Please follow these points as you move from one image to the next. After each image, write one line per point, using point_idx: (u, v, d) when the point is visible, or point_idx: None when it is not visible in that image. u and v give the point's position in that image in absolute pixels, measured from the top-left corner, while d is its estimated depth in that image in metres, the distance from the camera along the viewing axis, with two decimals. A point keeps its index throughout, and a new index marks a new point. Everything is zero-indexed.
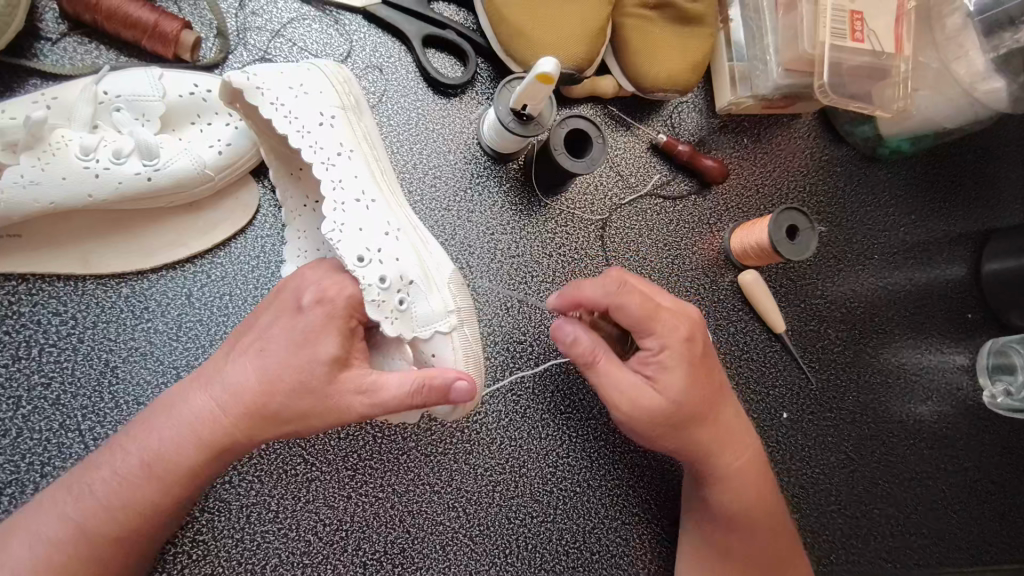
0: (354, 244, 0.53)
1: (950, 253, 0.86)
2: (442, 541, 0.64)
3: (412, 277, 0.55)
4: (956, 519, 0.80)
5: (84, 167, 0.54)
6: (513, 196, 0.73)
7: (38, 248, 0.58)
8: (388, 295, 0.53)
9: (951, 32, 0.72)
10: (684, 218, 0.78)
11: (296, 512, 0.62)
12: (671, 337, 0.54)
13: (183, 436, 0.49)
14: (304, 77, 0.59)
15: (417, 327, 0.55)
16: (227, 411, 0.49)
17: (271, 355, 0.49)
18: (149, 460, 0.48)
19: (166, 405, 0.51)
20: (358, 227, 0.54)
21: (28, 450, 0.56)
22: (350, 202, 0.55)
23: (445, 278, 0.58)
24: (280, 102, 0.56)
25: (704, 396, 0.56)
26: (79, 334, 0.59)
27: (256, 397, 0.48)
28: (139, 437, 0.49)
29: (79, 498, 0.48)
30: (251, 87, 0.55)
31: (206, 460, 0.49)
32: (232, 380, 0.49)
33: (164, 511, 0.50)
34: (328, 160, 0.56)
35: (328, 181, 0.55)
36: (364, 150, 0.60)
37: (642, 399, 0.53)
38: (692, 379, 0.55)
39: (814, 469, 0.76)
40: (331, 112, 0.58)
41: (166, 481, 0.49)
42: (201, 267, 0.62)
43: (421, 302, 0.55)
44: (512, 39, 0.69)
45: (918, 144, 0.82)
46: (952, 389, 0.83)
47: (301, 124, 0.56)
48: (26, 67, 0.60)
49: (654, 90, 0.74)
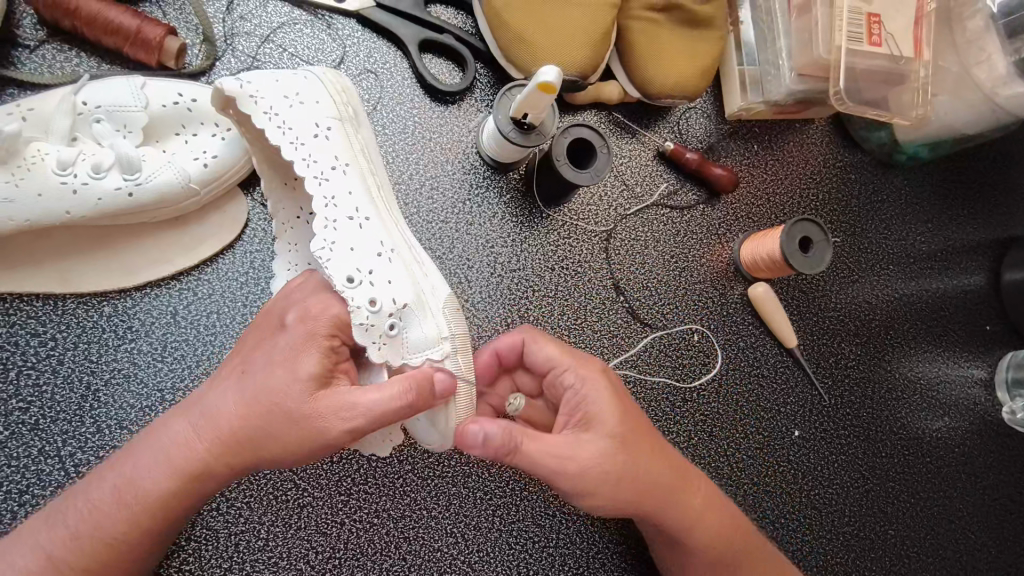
0: (344, 265, 0.50)
1: (969, 263, 0.83)
2: (440, 568, 0.61)
3: (407, 299, 0.52)
4: (975, 540, 0.76)
5: (61, 183, 0.52)
6: (513, 207, 0.70)
7: (17, 266, 0.56)
8: (378, 318, 0.49)
9: (973, 34, 0.68)
10: (692, 228, 0.75)
11: (287, 540, 0.59)
12: (595, 369, 0.52)
13: (160, 462, 0.46)
14: (300, 85, 0.56)
15: (407, 353, 0.51)
16: (207, 437, 0.46)
17: (251, 378, 0.47)
18: (124, 489, 0.46)
19: (147, 432, 0.48)
20: (348, 246, 0.51)
21: (5, 478, 0.54)
22: (343, 219, 0.52)
23: (442, 300, 0.55)
24: (273, 112, 0.53)
25: (641, 428, 0.51)
26: (59, 356, 0.57)
27: (236, 423, 0.45)
28: (117, 466, 0.47)
29: (52, 527, 0.45)
30: (244, 94, 0.52)
31: (183, 489, 0.46)
32: (212, 406, 0.47)
33: (141, 544, 0.46)
34: (321, 173, 0.53)
35: (320, 196, 0.52)
36: (361, 164, 0.56)
37: (582, 450, 0.47)
38: (623, 407, 0.50)
39: (827, 490, 0.73)
40: (328, 123, 0.55)
41: (141, 511, 0.45)
42: (187, 284, 0.59)
43: (415, 326, 0.52)
44: (513, 44, 0.66)
45: (936, 151, 0.78)
46: (970, 403, 0.79)
47: (296, 134, 0.53)
48: (4, 76, 0.58)
49: (661, 96, 0.71)
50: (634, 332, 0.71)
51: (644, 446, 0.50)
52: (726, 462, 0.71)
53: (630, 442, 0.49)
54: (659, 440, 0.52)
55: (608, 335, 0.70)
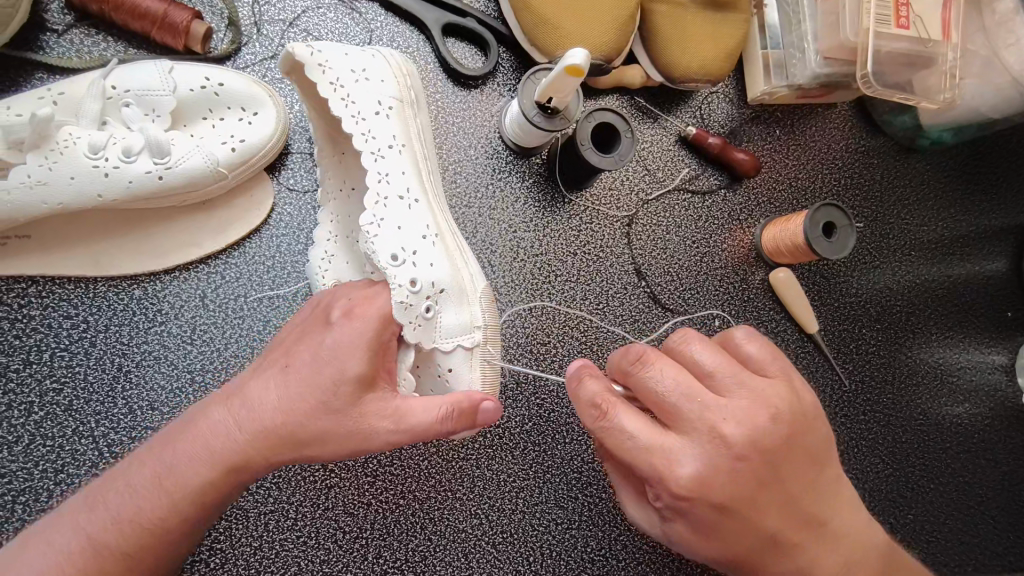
0: (392, 241, 0.51)
1: (991, 248, 0.82)
2: (464, 548, 0.62)
3: (443, 284, 0.52)
4: (994, 526, 0.76)
5: (93, 166, 0.52)
6: (536, 192, 0.70)
7: (49, 249, 0.57)
8: (417, 300, 0.49)
9: (1003, 16, 0.67)
10: (713, 214, 0.75)
11: (315, 520, 0.60)
12: (663, 495, 0.42)
13: (203, 451, 0.44)
14: (369, 62, 0.56)
15: (439, 338, 0.52)
16: (249, 428, 0.44)
17: (294, 372, 0.45)
18: (165, 477, 0.44)
19: (187, 423, 0.46)
20: (398, 225, 0.52)
21: (41, 457, 0.55)
22: (394, 198, 0.53)
23: (478, 291, 0.55)
24: (340, 83, 0.54)
25: (737, 540, 0.43)
26: (91, 338, 0.58)
27: (284, 419, 0.44)
28: (158, 452, 0.45)
29: (94, 510, 0.44)
30: (312, 62, 0.53)
31: (220, 482, 0.44)
32: (257, 399, 0.45)
33: (179, 535, 0.45)
34: (378, 150, 0.53)
35: (374, 173, 0.52)
36: (415, 148, 0.56)
37: (642, 517, 0.47)
38: (700, 526, 0.42)
39: (846, 475, 0.74)
40: (388, 103, 0.55)
41: (183, 500, 0.44)
42: (215, 268, 0.60)
43: (450, 312, 0.53)
44: (537, 28, 0.65)
45: (961, 134, 0.77)
46: (990, 389, 0.79)
47: (356, 109, 0.53)
48: (33, 62, 0.58)
49: (685, 80, 0.70)
50: (655, 318, 0.71)
51: (724, 555, 0.44)
52: None
53: (703, 554, 0.44)
54: (765, 538, 0.43)
55: (629, 320, 0.70)
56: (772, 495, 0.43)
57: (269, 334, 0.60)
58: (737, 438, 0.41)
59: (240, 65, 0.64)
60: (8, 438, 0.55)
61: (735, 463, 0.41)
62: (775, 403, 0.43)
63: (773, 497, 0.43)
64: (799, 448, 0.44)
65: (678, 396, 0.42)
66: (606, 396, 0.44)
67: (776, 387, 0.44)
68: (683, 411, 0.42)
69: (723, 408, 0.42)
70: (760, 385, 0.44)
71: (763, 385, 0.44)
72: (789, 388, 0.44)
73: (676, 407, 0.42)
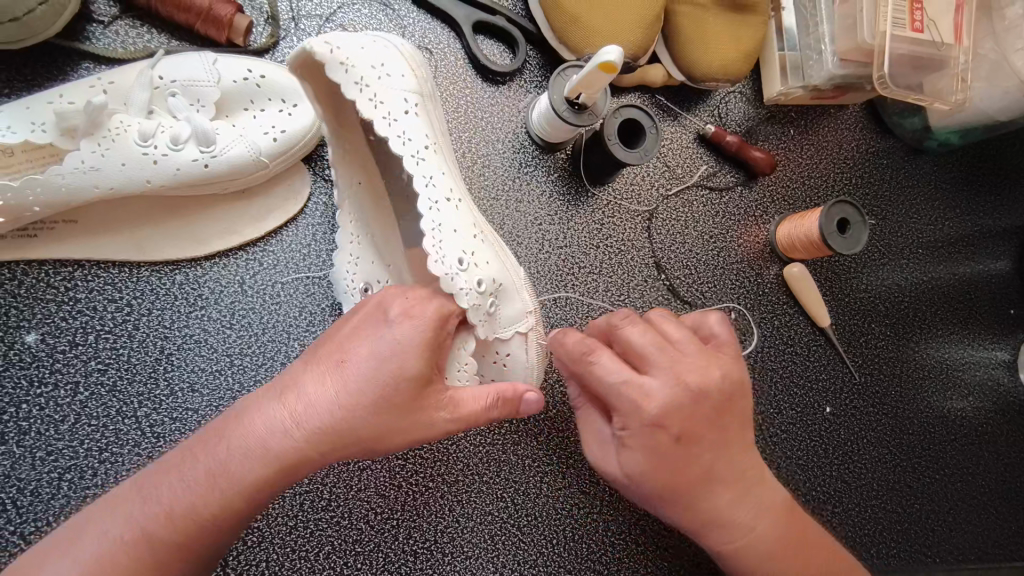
0: (453, 246, 0.52)
1: (995, 248, 0.85)
2: (490, 530, 0.64)
3: (500, 279, 0.54)
4: (997, 514, 0.79)
5: (143, 153, 0.54)
6: (560, 186, 0.72)
7: (94, 232, 0.59)
8: (482, 298, 0.52)
9: (1011, 22, 0.70)
10: (729, 210, 0.77)
11: (348, 501, 0.62)
12: (630, 425, 0.45)
13: (255, 445, 0.44)
14: (386, 56, 0.56)
15: (501, 327, 0.55)
16: (305, 425, 0.44)
17: (350, 371, 0.45)
18: (217, 471, 0.43)
19: (239, 419, 0.45)
20: (454, 227, 0.53)
21: (86, 436, 0.57)
22: (443, 201, 0.54)
23: (522, 281, 0.58)
24: (365, 84, 0.53)
25: (681, 471, 0.45)
26: (135, 322, 0.59)
27: (341, 417, 0.44)
28: (208, 446, 0.44)
29: (145, 500, 0.42)
30: (335, 62, 0.53)
31: (270, 478, 0.44)
32: (313, 397, 0.45)
33: (224, 529, 0.44)
34: (416, 153, 0.54)
35: (419, 176, 0.53)
36: (441, 142, 0.57)
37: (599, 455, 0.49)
38: (660, 456, 0.45)
39: (857, 464, 0.76)
40: (411, 98, 0.56)
41: (232, 494, 0.43)
42: (252, 255, 0.62)
43: (504, 303, 0.55)
44: (566, 27, 0.68)
45: (966, 137, 0.80)
46: (993, 383, 0.82)
47: (387, 110, 0.54)
48: (79, 51, 0.60)
49: (708, 80, 0.73)
50: (673, 310, 0.73)
51: (670, 488, 0.46)
52: (759, 436, 0.73)
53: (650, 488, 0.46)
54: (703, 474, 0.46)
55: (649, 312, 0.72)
56: (714, 443, 0.46)
57: (305, 321, 0.62)
58: (697, 384, 0.45)
59: (278, 58, 0.66)
60: (55, 417, 0.56)
61: (693, 404, 0.45)
62: (728, 366, 0.47)
63: (715, 444, 0.46)
64: (738, 409, 0.47)
65: (654, 347, 0.46)
66: (594, 340, 0.47)
67: (729, 356, 0.48)
68: (660, 358, 0.45)
69: (688, 362, 0.46)
70: (717, 352, 0.48)
71: (720, 354, 0.48)
72: (736, 360, 0.48)
73: (652, 356, 0.46)
